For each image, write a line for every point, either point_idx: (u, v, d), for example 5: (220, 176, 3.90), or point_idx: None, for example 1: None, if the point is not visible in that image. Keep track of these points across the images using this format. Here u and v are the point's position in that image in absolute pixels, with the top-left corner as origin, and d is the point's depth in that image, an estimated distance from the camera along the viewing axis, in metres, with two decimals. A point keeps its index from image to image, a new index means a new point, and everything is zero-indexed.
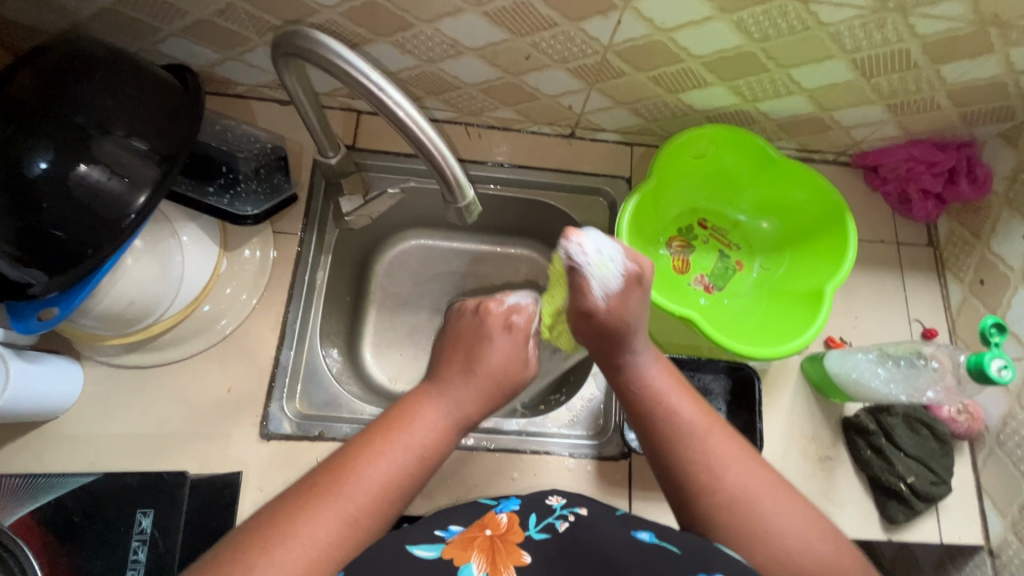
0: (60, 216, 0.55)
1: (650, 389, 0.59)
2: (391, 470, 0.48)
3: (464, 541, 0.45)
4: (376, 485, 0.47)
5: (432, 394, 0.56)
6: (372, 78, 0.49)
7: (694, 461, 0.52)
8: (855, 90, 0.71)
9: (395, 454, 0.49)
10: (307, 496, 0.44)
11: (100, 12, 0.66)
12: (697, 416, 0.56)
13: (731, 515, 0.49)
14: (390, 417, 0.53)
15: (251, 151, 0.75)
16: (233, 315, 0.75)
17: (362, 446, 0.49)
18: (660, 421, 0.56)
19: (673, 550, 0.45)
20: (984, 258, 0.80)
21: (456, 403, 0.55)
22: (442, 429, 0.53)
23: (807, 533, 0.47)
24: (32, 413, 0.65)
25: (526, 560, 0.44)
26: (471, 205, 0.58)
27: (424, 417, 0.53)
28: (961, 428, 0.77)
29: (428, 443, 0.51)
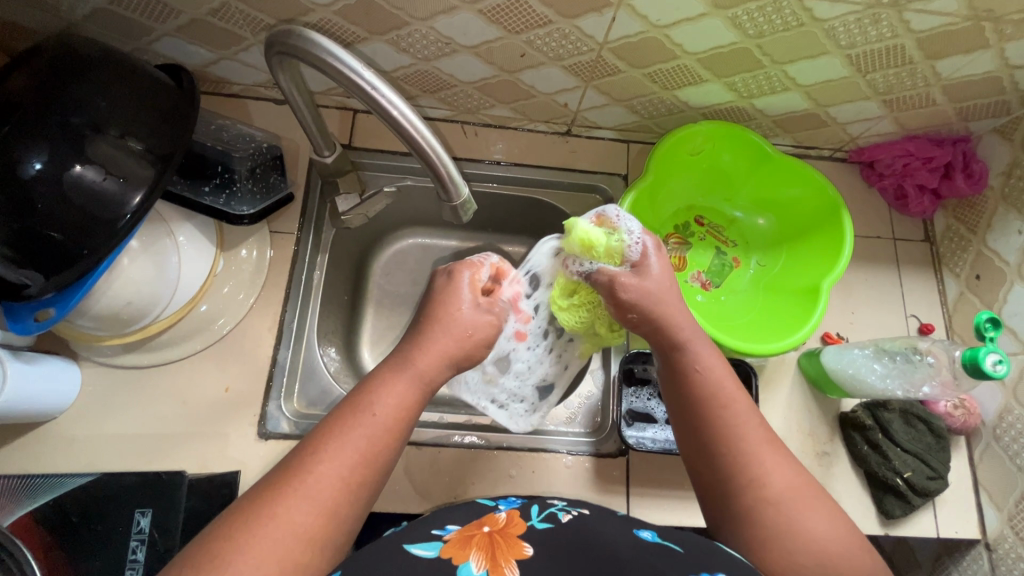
0: (56, 216, 0.55)
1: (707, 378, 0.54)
2: (354, 448, 0.47)
3: (461, 540, 0.44)
4: (347, 461, 0.46)
5: (390, 363, 0.54)
6: (365, 76, 0.49)
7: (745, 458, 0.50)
8: (850, 86, 0.71)
9: (362, 426, 0.48)
10: (282, 481, 0.44)
11: (94, 12, 0.66)
12: (752, 413, 0.53)
13: (774, 518, 0.47)
14: (357, 390, 0.51)
15: (246, 150, 0.75)
16: (231, 314, 0.75)
17: (330, 423, 0.48)
18: (716, 411, 0.52)
19: (677, 549, 0.45)
20: (980, 253, 0.80)
21: (411, 364, 0.53)
22: (408, 393, 0.52)
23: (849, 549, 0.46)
24: (31, 414, 0.65)
25: (530, 553, 0.43)
26: (466, 203, 0.58)
27: (392, 386, 0.51)
28: (957, 422, 0.77)
29: (388, 413, 0.49)
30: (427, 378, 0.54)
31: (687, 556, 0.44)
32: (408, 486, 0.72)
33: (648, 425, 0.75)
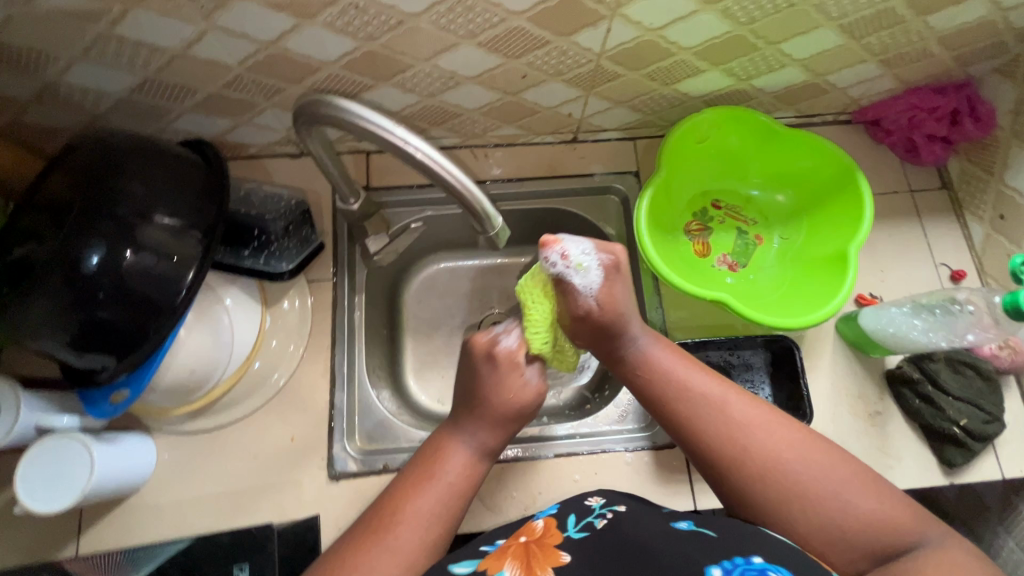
0: (120, 304, 0.59)
1: (662, 369, 0.60)
2: (428, 504, 0.54)
3: (499, 551, 0.49)
4: (422, 531, 0.52)
5: (449, 428, 0.60)
6: (397, 134, 0.51)
7: (718, 442, 0.55)
8: (846, 53, 0.73)
9: (430, 503, 0.54)
10: (365, 547, 0.51)
11: (116, 103, 0.69)
12: (712, 389, 0.58)
13: (767, 489, 0.52)
14: (422, 459, 0.58)
15: (277, 210, 0.75)
16: (285, 365, 0.78)
17: (403, 486, 0.56)
18: (688, 402, 0.58)
19: (709, 534, 0.49)
20: (1000, 193, 0.81)
21: (474, 437, 0.59)
22: (472, 463, 0.58)
23: (849, 491, 0.51)
24: (117, 490, 0.68)
25: (564, 560, 0.47)
26: (501, 232, 0.59)
27: (455, 455, 0.58)
28: (1004, 362, 0.77)
29: (456, 472, 0.57)
30: (489, 450, 0.60)
31: (720, 541, 0.48)
32: (478, 505, 0.74)
33: None
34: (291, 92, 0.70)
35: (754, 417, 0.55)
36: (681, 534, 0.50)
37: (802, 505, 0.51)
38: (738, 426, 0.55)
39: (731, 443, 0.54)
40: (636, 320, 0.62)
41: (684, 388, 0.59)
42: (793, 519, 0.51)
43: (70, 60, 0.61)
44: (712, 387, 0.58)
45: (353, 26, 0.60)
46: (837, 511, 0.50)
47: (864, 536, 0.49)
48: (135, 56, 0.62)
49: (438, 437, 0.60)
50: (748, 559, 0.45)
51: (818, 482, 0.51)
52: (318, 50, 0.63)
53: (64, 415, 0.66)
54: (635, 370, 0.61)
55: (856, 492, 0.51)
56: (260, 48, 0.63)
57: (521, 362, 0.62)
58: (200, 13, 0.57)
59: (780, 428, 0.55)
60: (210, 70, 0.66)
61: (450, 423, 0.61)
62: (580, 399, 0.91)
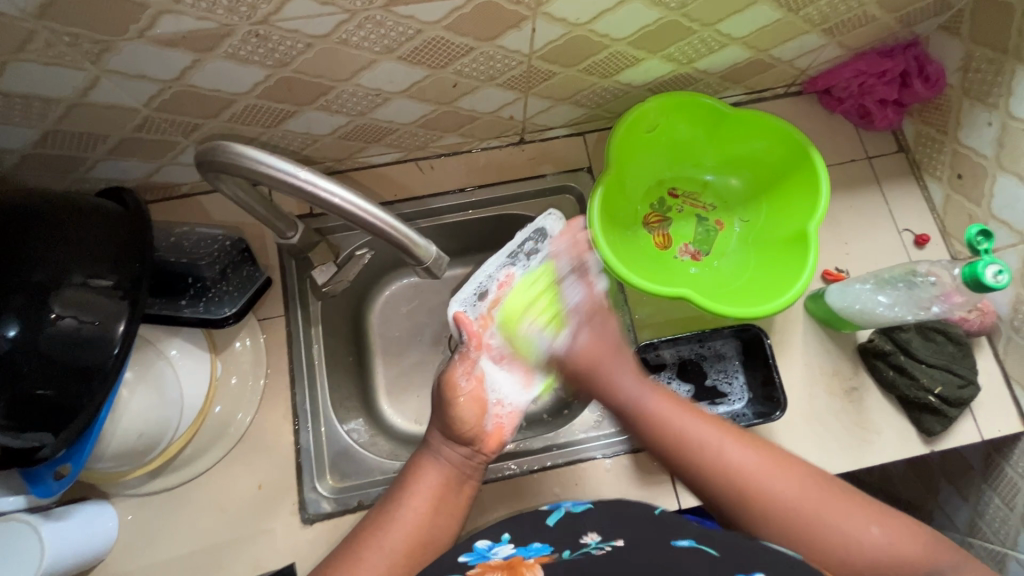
0: (45, 376, 0.54)
1: (660, 419, 0.58)
2: (401, 528, 0.56)
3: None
4: (398, 549, 0.54)
5: (428, 451, 0.63)
6: (303, 177, 0.48)
7: (725, 490, 0.53)
8: (787, 25, 0.70)
9: (399, 525, 0.56)
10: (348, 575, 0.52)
11: (22, 159, 0.64)
12: (717, 438, 0.55)
13: (785, 535, 0.51)
14: (401, 480, 0.61)
15: (211, 253, 0.72)
16: (246, 407, 0.75)
17: (384, 512, 0.57)
18: (700, 455, 0.55)
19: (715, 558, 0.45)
20: (956, 152, 0.79)
21: (445, 456, 0.62)
22: (444, 480, 0.60)
23: (862, 527, 0.50)
24: (79, 564, 0.65)
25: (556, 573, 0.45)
26: (438, 260, 0.57)
27: (425, 476, 0.60)
28: (974, 325, 0.76)
29: (426, 489, 0.59)
30: (458, 467, 0.62)
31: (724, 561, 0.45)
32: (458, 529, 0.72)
33: None
34: (209, 127, 0.66)
35: (765, 464, 0.54)
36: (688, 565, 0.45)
37: (818, 551, 0.50)
38: (748, 478, 0.53)
39: (739, 491, 0.53)
40: (616, 366, 0.63)
41: (684, 440, 0.56)
42: (811, 539, 0.50)
43: None
44: (715, 433, 0.56)
45: (259, 54, 0.56)
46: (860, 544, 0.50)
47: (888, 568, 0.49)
48: (28, 109, 0.57)
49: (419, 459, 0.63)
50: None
51: (831, 519, 0.51)
52: (227, 83, 0.59)
53: (8, 495, 0.62)
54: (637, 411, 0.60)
55: (866, 523, 0.51)
56: (164, 87, 0.58)
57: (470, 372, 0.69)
58: (88, 58, 0.53)
59: (787, 470, 0.53)
60: (116, 115, 0.61)
61: (417, 449, 0.64)
62: (557, 405, 0.88)
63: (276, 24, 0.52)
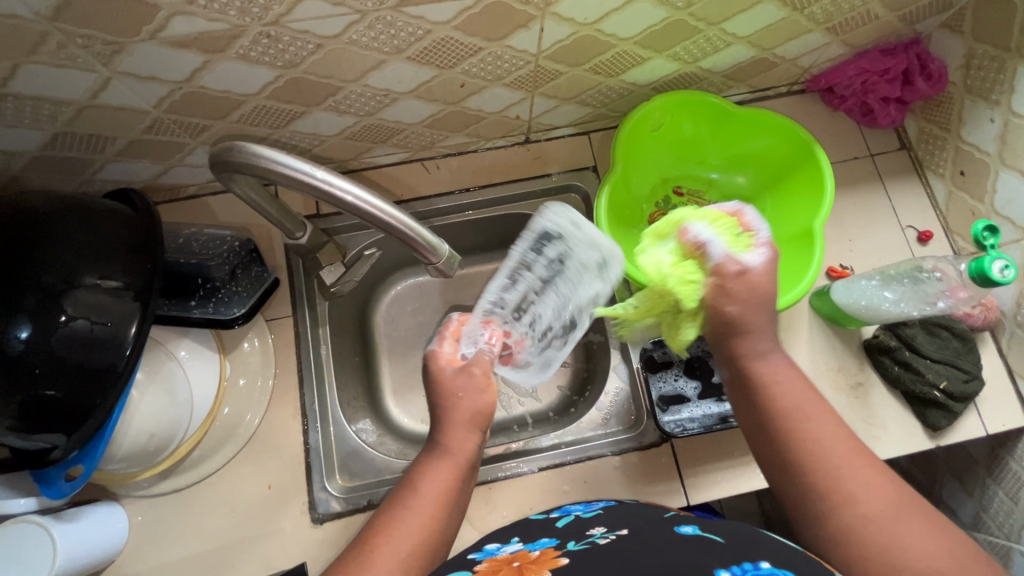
0: (56, 378, 0.54)
1: (776, 399, 0.57)
2: (408, 529, 0.54)
3: (490, 572, 0.46)
4: (405, 546, 0.53)
5: (433, 450, 0.60)
6: (319, 176, 0.48)
7: (811, 475, 0.53)
8: (791, 24, 0.70)
9: (413, 518, 0.55)
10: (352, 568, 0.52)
11: (30, 161, 0.64)
12: (827, 434, 0.54)
13: (844, 530, 0.50)
14: (410, 478, 0.59)
15: (220, 254, 0.71)
16: (255, 408, 0.75)
17: (392, 509, 0.56)
18: (800, 436, 0.54)
19: (718, 540, 0.47)
20: (959, 149, 0.79)
21: (450, 450, 0.59)
22: (451, 479, 0.58)
23: (938, 562, 0.46)
24: (90, 565, 0.65)
25: (563, 562, 0.46)
26: (449, 258, 0.58)
27: (435, 473, 0.58)
28: (978, 320, 0.77)
29: (435, 490, 0.57)
30: (466, 462, 0.60)
31: (729, 546, 0.46)
32: (467, 527, 0.72)
33: (682, 408, 0.75)
34: (217, 128, 0.66)
35: (867, 478, 0.52)
36: (688, 540, 0.47)
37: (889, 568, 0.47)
38: (841, 478, 0.52)
39: (829, 485, 0.51)
40: (765, 337, 0.60)
41: (795, 421, 0.55)
42: (885, 554, 0.48)
43: None
44: (828, 429, 0.54)
45: (269, 55, 0.56)
46: None
47: None
48: (38, 111, 0.58)
49: (424, 457, 0.60)
50: (756, 564, 0.43)
51: (909, 538, 0.48)
52: (236, 84, 0.59)
53: (19, 498, 0.63)
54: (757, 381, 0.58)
55: (954, 565, 0.46)
56: (174, 88, 0.58)
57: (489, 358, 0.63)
58: (99, 60, 0.53)
59: (887, 490, 0.51)
60: (126, 117, 0.61)
61: (425, 447, 0.61)
62: (564, 403, 0.89)
63: (287, 25, 0.53)
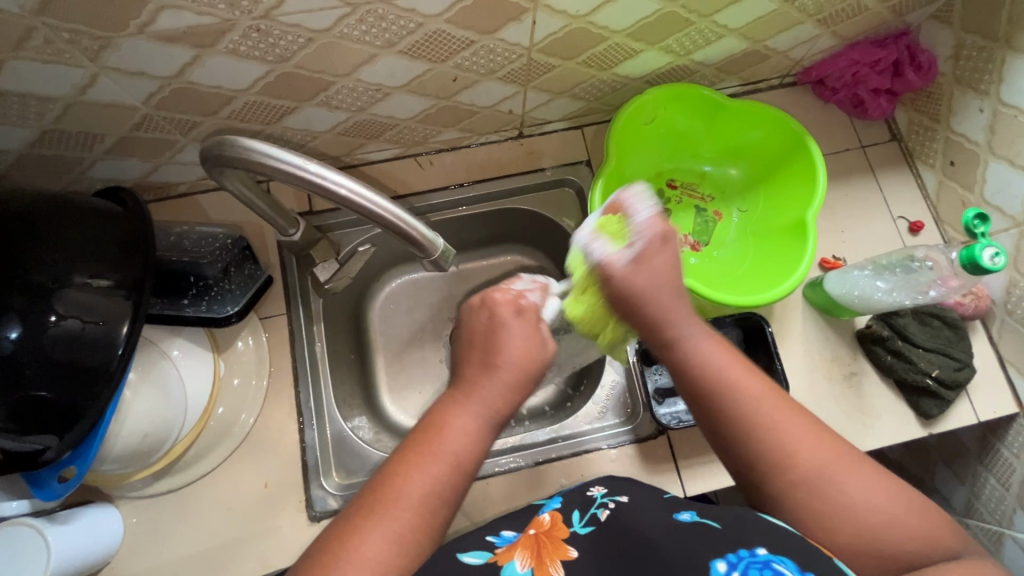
0: (46, 378, 0.53)
1: (705, 362, 0.54)
2: (424, 485, 0.47)
3: (510, 544, 0.48)
4: (427, 499, 0.47)
5: (456, 398, 0.53)
6: (312, 169, 0.48)
7: (754, 440, 0.49)
8: (782, 16, 0.71)
9: (439, 467, 0.48)
10: (363, 518, 0.45)
11: (17, 159, 0.63)
12: (762, 390, 0.51)
13: (784, 493, 0.48)
14: (423, 434, 0.51)
15: (213, 252, 0.70)
16: (249, 407, 0.74)
17: (403, 465, 0.48)
18: (727, 400, 0.51)
19: (714, 526, 0.46)
20: (948, 140, 0.80)
21: (483, 406, 0.52)
22: (479, 433, 0.51)
23: (880, 503, 0.46)
24: (84, 567, 0.65)
25: (574, 554, 0.45)
26: (444, 252, 0.58)
27: (457, 429, 0.50)
28: (969, 309, 0.77)
29: (457, 449, 0.50)
30: (498, 418, 0.53)
31: (726, 534, 0.44)
32: (465, 521, 0.72)
33: (678, 399, 0.76)
34: (207, 125, 0.66)
35: (805, 433, 0.49)
36: (686, 530, 0.46)
37: (828, 525, 0.46)
38: (783, 433, 0.49)
39: (766, 445, 0.49)
40: (681, 309, 0.57)
41: (729, 389, 0.52)
42: (821, 510, 0.46)
43: None
44: (755, 389, 0.51)
45: (259, 50, 0.56)
46: (880, 528, 0.45)
47: (903, 556, 0.44)
48: (25, 109, 0.57)
49: (442, 410, 0.52)
50: (753, 550, 0.42)
51: (849, 485, 0.46)
52: (226, 79, 0.59)
53: (11, 500, 0.62)
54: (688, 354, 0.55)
55: (889, 502, 0.46)
56: (162, 84, 0.58)
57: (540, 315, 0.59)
58: (86, 56, 0.52)
59: (821, 438, 0.49)
60: (114, 113, 0.61)
61: (458, 387, 0.54)
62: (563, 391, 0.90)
63: (277, 19, 0.52)
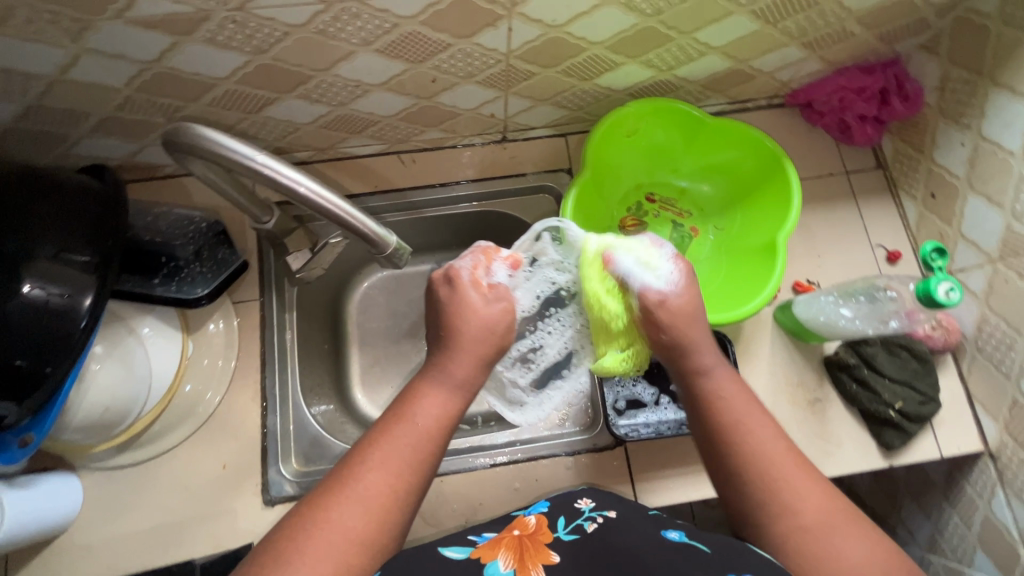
0: (16, 346, 0.55)
1: (730, 402, 0.57)
2: (399, 447, 0.52)
3: (492, 542, 0.49)
4: (397, 466, 0.51)
5: (427, 372, 0.58)
6: (261, 161, 0.49)
7: (756, 490, 0.52)
8: (765, 37, 0.71)
9: (406, 434, 0.53)
10: (345, 484, 0.49)
11: (5, 132, 0.65)
12: (769, 450, 0.54)
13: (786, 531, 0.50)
14: (401, 401, 0.56)
15: (186, 234, 0.74)
16: (215, 388, 0.76)
17: (378, 432, 0.53)
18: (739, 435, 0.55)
19: (704, 550, 0.48)
20: (931, 171, 0.80)
21: (447, 371, 0.57)
22: (447, 405, 0.56)
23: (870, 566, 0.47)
24: (39, 534, 0.66)
25: (555, 559, 0.47)
26: (398, 248, 0.59)
27: (429, 399, 0.56)
28: (938, 342, 0.77)
29: (429, 415, 0.55)
30: (464, 385, 0.58)
31: (715, 557, 0.47)
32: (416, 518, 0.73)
33: (638, 412, 0.76)
34: (189, 110, 0.67)
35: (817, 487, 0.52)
36: (676, 547, 0.48)
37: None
38: (786, 494, 0.51)
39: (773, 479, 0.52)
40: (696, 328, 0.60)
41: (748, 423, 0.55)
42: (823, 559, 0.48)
43: None
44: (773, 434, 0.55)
45: (236, 41, 0.57)
46: None
47: None
48: (9, 84, 0.59)
49: (415, 385, 0.57)
50: None
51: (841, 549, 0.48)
52: (206, 67, 0.60)
53: None
54: (700, 388, 0.58)
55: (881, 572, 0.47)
56: (143, 68, 0.59)
57: (480, 283, 0.61)
58: (67, 36, 0.54)
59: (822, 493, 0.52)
60: (97, 93, 0.62)
61: (424, 367, 0.58)
62: None
63: (253, 12, 0.54)
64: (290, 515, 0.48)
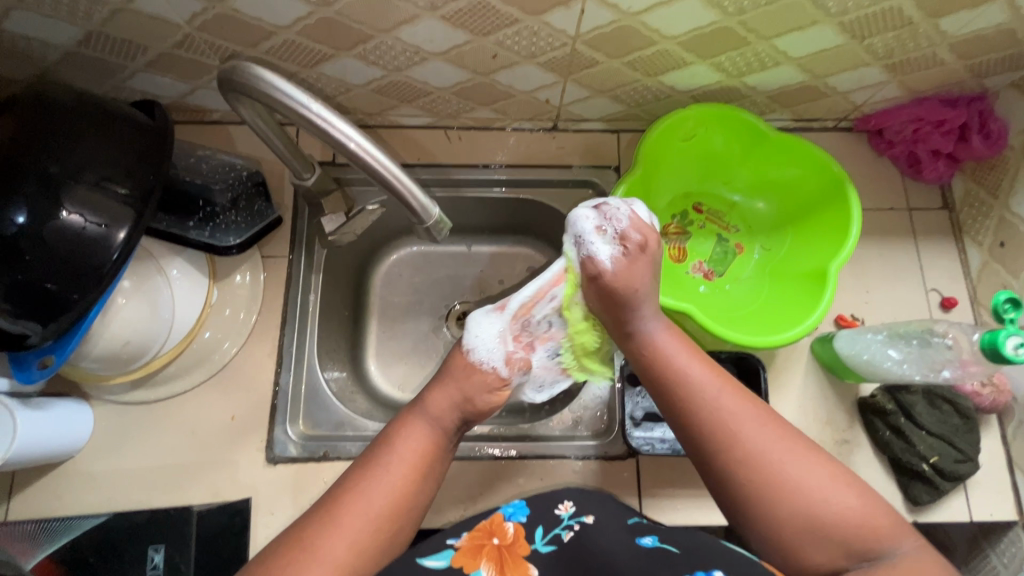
0: (47, 270, 0.55)
1: (664, 353, 0.59)
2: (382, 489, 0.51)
3: (473, 550, 0.49)
4: (377, 506, 0.50)
5: (409, 412, 0.58)
6: (315, 110, 0.48)
7: (707, 428, 0.53)
8: (848, 54, 0.67)
9: (388, 474, 0.52)
10: (327, 525, 0.48)
11: (63, 56, 0.66)
12: (711, 378, 0.56)
13: (743, 461, 0.51)
14: (386, 435, 0.56)
15: (227, 181, 0.74)
16: (233, 339, 0.76)
17: (359, 472, 0.53)
18: (679, 383, 0.56)
19: (675, 555, 0.48)
20: (1003, 219, 0.75)
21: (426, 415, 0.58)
22: (428, 444, 0.56)
23: (810, 478, 0.49)
24: (45, 457, 0.67)
25: (533, 572, 0.47)
26: (439, 222, 0.57)
27: (411, 436, 0.55)
28: (986, 401, 0.72)
29: (411, 452, 0.54)
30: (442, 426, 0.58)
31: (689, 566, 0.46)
32: None
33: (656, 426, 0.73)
34: (245, 56, 0.66)
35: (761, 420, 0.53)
36: (650, 560, 0.47)
37: (784, 507, 0.49)
38: (735, 424, 0.52)
39: (721, 420, 0.53)
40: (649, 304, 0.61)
41: (682, 370, 0.57)
42: (778, 485, 0.49)
43: (7, 6, 0.58)
44: (711, 377, 0.56)
45: None
46: (829, 511, 0.48)
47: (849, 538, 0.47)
48: (76, 7, 0.59)
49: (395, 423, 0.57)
50: None
51: (789, 467, 0.50)
52: (270, 13, 0.59)
53: None
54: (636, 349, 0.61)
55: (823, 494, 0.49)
56: (207, 7, 0.59)
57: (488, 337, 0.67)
58: None
59: (769, 425, 0.52)
60: (158, 27, 0.62)
61: (406, 407, 0.59)
62: None
63: None
64: (271, 549, 0.48)
